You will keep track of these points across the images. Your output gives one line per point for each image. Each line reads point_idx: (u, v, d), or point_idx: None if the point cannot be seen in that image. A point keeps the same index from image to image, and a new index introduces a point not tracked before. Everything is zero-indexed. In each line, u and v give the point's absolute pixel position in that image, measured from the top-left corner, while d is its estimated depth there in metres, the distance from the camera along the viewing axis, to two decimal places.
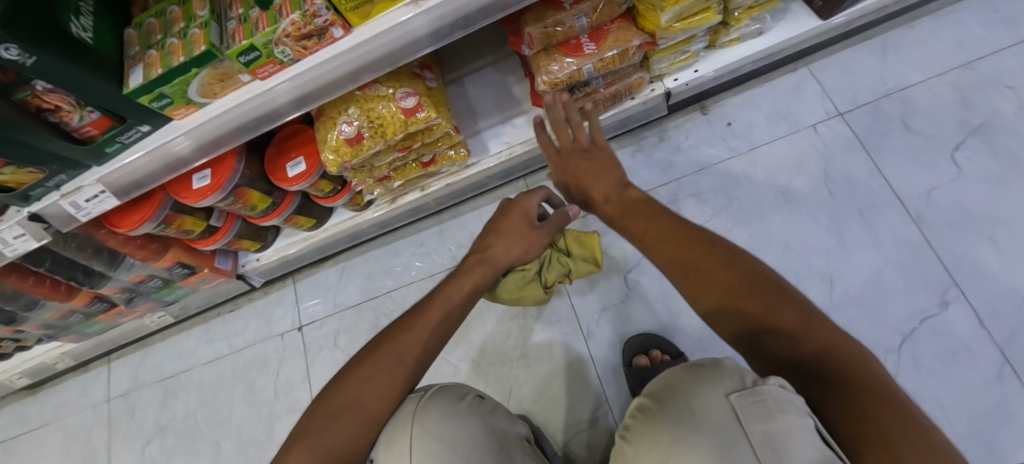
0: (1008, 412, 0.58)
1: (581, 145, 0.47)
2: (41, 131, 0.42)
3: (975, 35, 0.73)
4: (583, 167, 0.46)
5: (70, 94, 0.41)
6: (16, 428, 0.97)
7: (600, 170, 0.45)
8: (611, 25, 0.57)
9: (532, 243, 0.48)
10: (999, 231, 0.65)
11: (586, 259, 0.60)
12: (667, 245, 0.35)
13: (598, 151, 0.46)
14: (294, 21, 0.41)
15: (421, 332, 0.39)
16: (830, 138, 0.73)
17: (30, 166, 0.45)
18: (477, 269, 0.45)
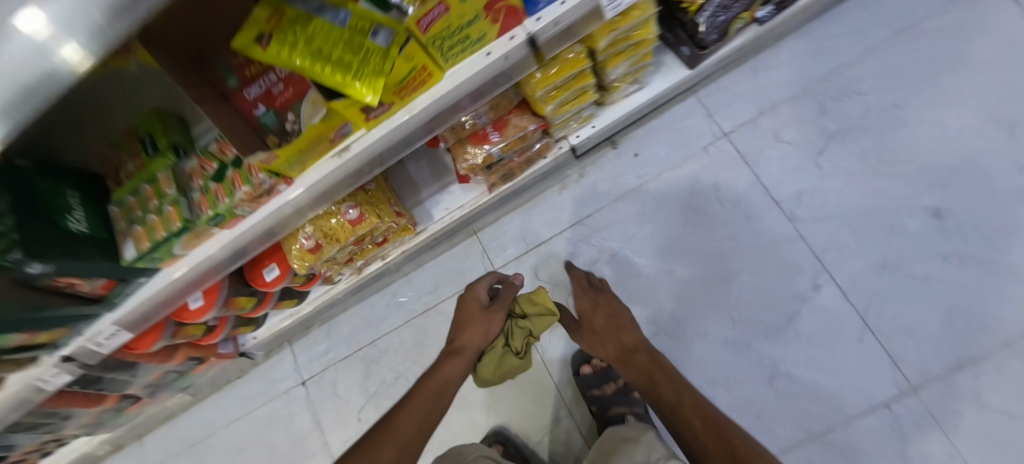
0: (865, 366, 0.75)
1: (602, 295, 0.71)
2: (54, 303, 0.53)
3: (829, 48, 0.84)
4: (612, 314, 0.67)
5: (79, 274, 0.51)
6: None
7: (625, 324, 0.65)
8: (510, 114, 0.68)
9: (489, 322, 0.65)
10: (856, 220, 0.79)
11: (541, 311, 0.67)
12: (671, 394, 0.55)
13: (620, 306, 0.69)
14: (246, 190, 0.52)
15: (417, 407, 0.55)
16: (718, 157, 0.86)
17: (55, 327, 0.56)
18: (455, 355, 0.63)
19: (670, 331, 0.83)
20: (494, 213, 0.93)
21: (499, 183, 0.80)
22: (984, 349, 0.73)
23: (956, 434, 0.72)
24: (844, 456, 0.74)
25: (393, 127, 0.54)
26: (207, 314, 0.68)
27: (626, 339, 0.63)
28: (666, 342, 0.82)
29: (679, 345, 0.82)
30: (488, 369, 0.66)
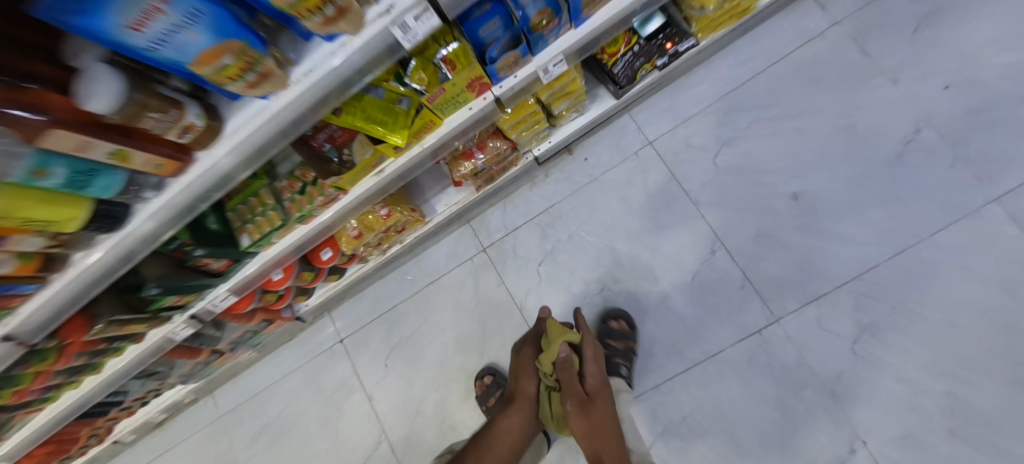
0: (743, 306, 1.08)
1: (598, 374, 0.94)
2: (194, 274, 0.84)
3: (724, 76, 1.15)
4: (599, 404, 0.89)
5: (215, 255, 0.81)
6: (171, 441, 1.46)
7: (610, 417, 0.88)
8: (489, 138, 0.98)
9: (528, 369, 0.98)
10: (740, 203, 1.11)
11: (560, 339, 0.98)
12: None
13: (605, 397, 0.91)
14: (322, 198, 0.84)
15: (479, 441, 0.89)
16: (645, 159, 1.17)
17: (193, 291, 0.86)
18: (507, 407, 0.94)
19: (611, 288, 1.15)
20: (482, 206, 1.23)
21: (483, 185, 1.10)
22: (824, 291, 1.05)
23: (804, 349, 1.05)
24: (728, 368, 1.07)
25: (412, 156, 0.85)
26: (289, 279, 1.01)
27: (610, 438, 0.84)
28: (608, 295, 1.15)
29: (618, 297, 1.14)
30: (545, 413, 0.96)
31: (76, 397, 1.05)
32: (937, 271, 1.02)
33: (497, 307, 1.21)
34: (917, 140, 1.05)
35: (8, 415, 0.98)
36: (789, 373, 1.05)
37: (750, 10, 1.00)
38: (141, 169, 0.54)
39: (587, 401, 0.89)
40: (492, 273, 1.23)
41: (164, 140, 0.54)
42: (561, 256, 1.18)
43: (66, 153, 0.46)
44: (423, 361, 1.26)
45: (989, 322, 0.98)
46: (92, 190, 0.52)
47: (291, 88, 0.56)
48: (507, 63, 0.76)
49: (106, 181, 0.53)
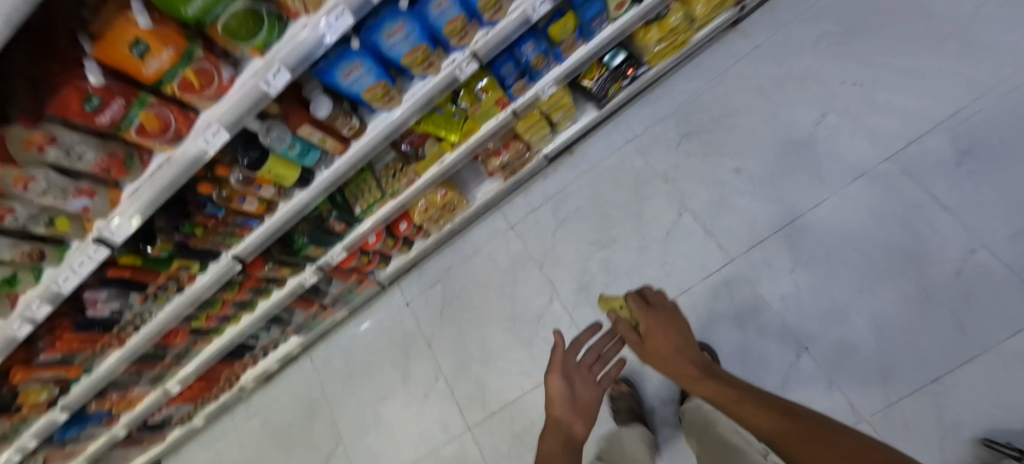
0: (704, 252, 1.45)
1: (655, 303, 0.91)
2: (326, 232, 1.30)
3: (679, 91, 1.59)
4: (656, 330, 0.86)
5: (340, 218, 1.28)
6: (279, 391, 1.90)
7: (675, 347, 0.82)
8: (511, 141, 1.45)
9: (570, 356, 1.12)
10: (699, 179, 1.50)
11: (619, 302, 1.21)
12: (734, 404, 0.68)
13: (668, 321, 0.87)
14: (407, 180, 1.31)
15: (551, 437, 0.94)
16: (626, 153, 1.59)
17: (322, 243, 1.32)
18: (554, 392, 1.03)
19: (607, 247, 1.54)
20: (509, 196, 1.69)
21: (509, 175, 1.56)
22: (766, 237, 1.40)
23: (753, 281, 1.39)
24: (696, 300, 1.43)
25: (463, 150, 1.32)
26: (380, 240, 1.47)
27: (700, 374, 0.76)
28: (604, 252, 1.54)
29: (612, 253, 1.53)
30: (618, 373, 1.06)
31: (233, 333, 1.51)
32: (849, 216, 1.35)
33: (522, 267, 1.62)
34: (825, 123, 1.42)
35: (195, 339, 1.46)
36: (743, 302, 1.39)
37: (687, 43, 1.45)
38: (328, 149, 1.04)
39: (646, 346, 0.85)
40: (518, 243, 1.65)
41: (339, 134, 1.03)
42: (569, 227, 1.60)
43: (303, 137, 0.96)
44: (469, 314, 1.66)
45: (893, 251, 1.29)
46: (305, 160, 1.01)
47: (402, 106, 1.06)
48: (519, 88, 1.24)
49: (310, 157, 1.02)
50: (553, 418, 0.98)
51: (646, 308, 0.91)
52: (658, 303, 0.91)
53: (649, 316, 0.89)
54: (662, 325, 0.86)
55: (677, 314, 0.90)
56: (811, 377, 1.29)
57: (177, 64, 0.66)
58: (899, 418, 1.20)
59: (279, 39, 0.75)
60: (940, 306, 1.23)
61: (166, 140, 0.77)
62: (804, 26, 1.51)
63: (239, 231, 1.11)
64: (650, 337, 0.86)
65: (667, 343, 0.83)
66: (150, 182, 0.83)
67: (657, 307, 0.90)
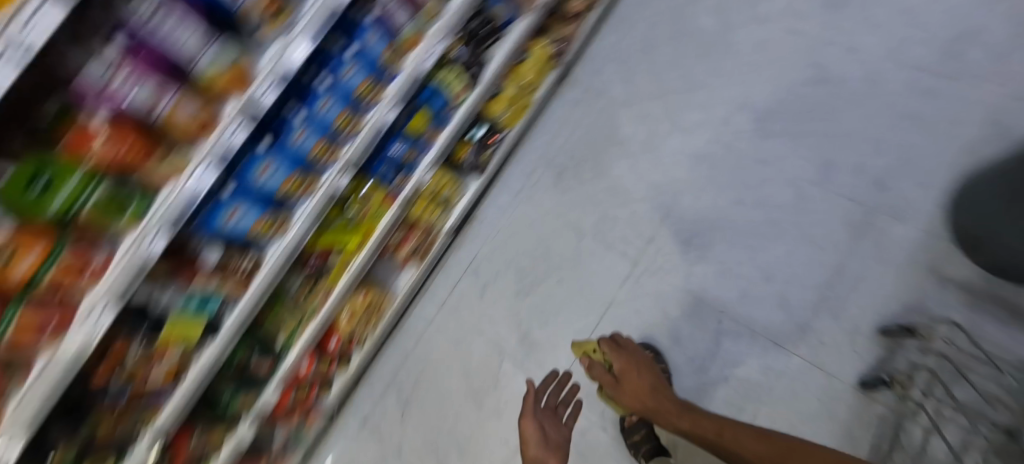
0: (613, 263, 1.61)
1: (626, 347, 1.38)
2: (251, 375, 1.26)
3: (542, 140, 1.83)
4: (631, 369, 1.33)
5: (263, 356, 1.27)
6: None
7: (651, 385, 1.28)
8: (413, 228, 1.56)
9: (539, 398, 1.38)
10: (585, 205, 1.70)
11: (591, 345, 1.49)
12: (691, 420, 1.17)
13: (643, 363, 1.33)
14: (322, 295, 1.34)
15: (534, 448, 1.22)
16: (519, 204, 1.77)
17: (248, 388, 1.27)
18: (530, 420, 1.29)
19: (533, 290, 1.65)
20: (430, 277, 1.76)
21: (423, 258, 1.65)
22: (655, 233, 1.60)
23: (661, 272, 1.56)
24: (625, 308, 1.56)
25: (367, 250, 1.39)
26: (313, 364, 1.43)
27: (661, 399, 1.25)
28: (533, 296, 1.65)
29: (540, 294, 1.64)
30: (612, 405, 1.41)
31: None
32: (707, 192, 1.60)
33: (465, 338, 1.67)
34: (660, 130, 1.72)
35: None
36: (660, 293, 1.54)
37: (530, 104, 1.74)
38: (229, 291, 1.06)
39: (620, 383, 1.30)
40: (454, 317, 1.71)
41: (238, 275, 1.06)
42: (493, 285, 1.70)
43: (200, 288, 0.99)
44: (430, 404, 1.65)
45: (749, 208, 1.55)
46: (207, 311, 1.03)
47: (292, 230, 1.12)
48: (401, 180, 1.40)
49: (211, 304, 1.03)
50: (529, 434, 1.25)
51: (617, 349, 1.39)
52: (629, 346, 1.39)
53: (630, 359, 1.35)
54: (638, 366, 1.32)
55: (641, 357, 1.37)
56: (738, 334, 1.45)
57: (43, 261, 0.63)
58: (815, 338, 1.39)
59: (152, 202, 0.73)
60: (798, 238, 1.48)
61: (46, 340, 0.69)
62: (614, 63, 1.86)
63: (153, 408, 1.06)
64: (625, 377, 1.32)
65: (643, 378, 1.30)
66: (28, 401, 0.72)
67: (625, 348, 1.39)
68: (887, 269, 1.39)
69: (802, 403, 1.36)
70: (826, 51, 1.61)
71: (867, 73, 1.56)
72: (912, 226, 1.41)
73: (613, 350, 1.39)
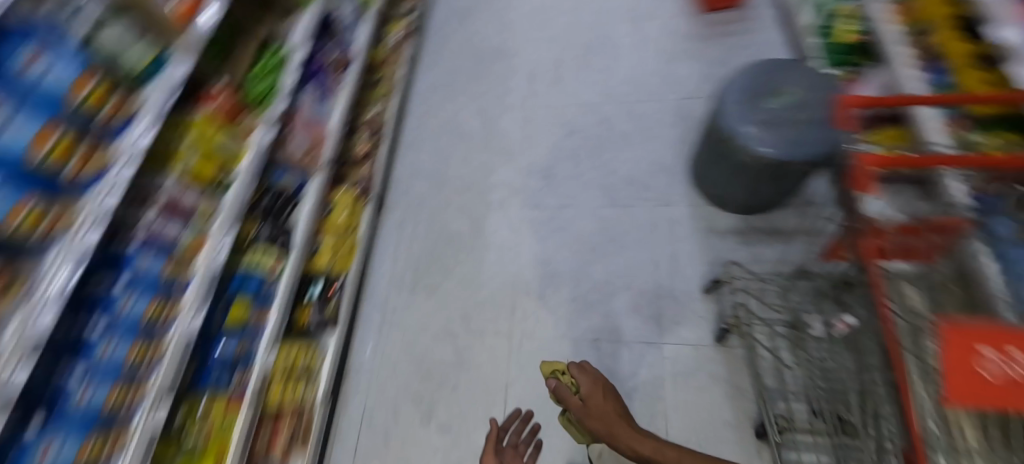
0: (492, 346, 1.66)
1: (590, 372, 1.21)
2: None
3: (384, 269, 1.90)
4: (595, 395, 1.16)
5: None
6: None
7: (615, 411, 1.12)
8: (279, 419, 1.40)
9: (500, 437, 1.16)
10: (446, 307, 1.76)
11: (558, 365, 1.32)
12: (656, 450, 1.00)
13: (606, 391, 1.17)
14: None
15: None
16: (386, 337, 1.76)
17: None
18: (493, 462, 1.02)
19: (433, 412, 1.59)
20: (324, 457, 1.58)
21: (306, 444, 1.48)
22: (514, 300, 1.72)
23: (535, 333, 1.65)
24: (520, 382, 1.58)
25: None
26: None
27: (624, 431, 1.06)
28: (437, 417, 1.58)
29: (441, 412, 1.59)
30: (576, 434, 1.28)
31: None
32: (537, 248, 1.80)
33: None
34: (480, 214, 1.92)
35: None
36: (543, 351, 1.62)
37: (357, 244, 1.81)
38: None
39: (583, 405, 1.13)
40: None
41: None
42: (392, 427, 1.59)
43: None
44: None
45: (573, 245, 1.77)
46: None
47: None
48: (239, 379, 1.26)
49: None
50: None
51: (581, 371, 1.22)
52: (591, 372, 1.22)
53: (596, 382, 1.19)
54: (604, 392, 1.16)
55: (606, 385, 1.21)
56: (618, 352, 1.57)
57: None
58: (670, 323, 1.59)
59: None
60: (617, 251, 1.73)
61: None
62: (419, 178, 2.07)
63: None
64: (590, 400, 1.15)
65: (606, 403, 1.14)
66: None
67: (588, 374, 1.21)
68: (686, 242, 1.70)
69: (692, 380, 1.50)
70: (568, 111, 2.07)
71: (600, 117, 2.03)
72: (684, 204, 1.78)
73: (579, 373, 1.22)
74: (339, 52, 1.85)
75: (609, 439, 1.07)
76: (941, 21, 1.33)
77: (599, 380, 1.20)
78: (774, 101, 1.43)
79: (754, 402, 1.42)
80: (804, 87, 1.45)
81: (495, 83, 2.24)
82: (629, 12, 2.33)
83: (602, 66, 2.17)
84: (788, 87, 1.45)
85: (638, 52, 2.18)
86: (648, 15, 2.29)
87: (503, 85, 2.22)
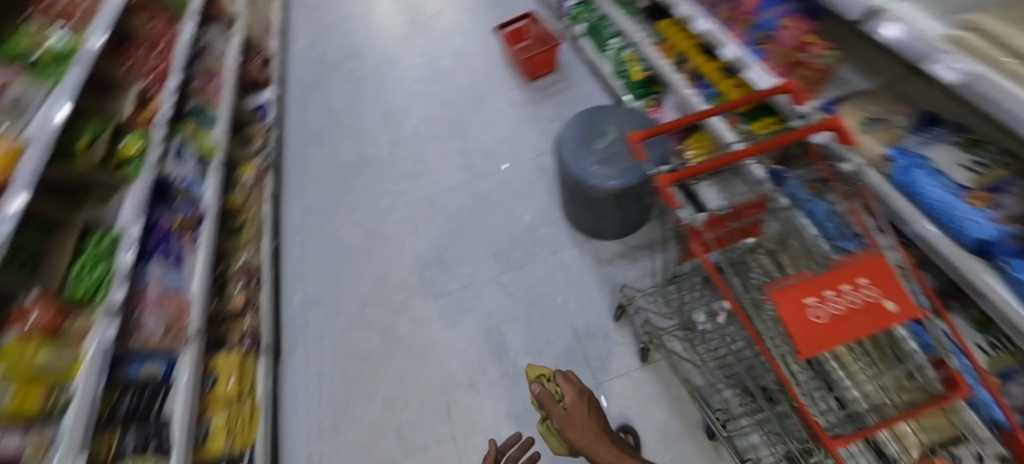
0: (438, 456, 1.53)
1: (577, 385, 1.22)
2: None
3: (299, 420, 1.70)
4: (578, 405, 1.17)
5: None
6: None
7: (594, 425, 1.15)
8: None
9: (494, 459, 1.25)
10: (379, 435, 1.61)
11: (537, 373, 1.35)
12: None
13: (587, 401, 1.19)
14: None
15: None
16: None
17: None
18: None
19: None
20: None
21: None
22: (448, 399, 1.63)
23: (477, 423, 1.57)
24: None
25: None
26: None
27: (601, 446, 1.09)
28: None
29: None
30: (552, 439, 1.34)
31: None
32: (453, 335, 1.76)
33: None
34: (387, 323, 1.85)
35: None
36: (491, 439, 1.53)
37: (257, 407, 1.59)
38: None
39: (565, 412, 1.15)
40: None
41: None
42: None
43: None
44: None
45: (486, 319, 1.78)
46: None
47: None
48: None
49: None
50: None
51: (566, 381, 1.23)
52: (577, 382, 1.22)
53: (580, 393, 1.20)
54: (587, 405, 1.18)
55: (588, 393, 1.23)
56: None
57: None
58: (598, 360, 1.63)
59: None
60: (528, 310, 1.77)
61: None
62: (314, 308, 1.97)
63: None
64: (572, 411, 1.16)
65: (588, 416, 1.16)
66: None
67: (575, 386, 1.22)
68: (585, 279, 1.81)
69: (635, 407, 1.52)
70: (442, 197, 2.17)
71: (472, 193, 2.15)
72: (571, 247, 1.90)
73: (565, 383, 1.22)
74: (184, 213, 1.73)
75: (584, 449, 1.11)
76: (688, 50, 1.65)
77: (585, 390, 1.22)
78: (602, 142, 1.66)
79: (694, 407, 1.47)
80: (619, 126, 1.73)
81: (368, 192, 2.29)
82: (470, 96, 2.59)
83: (461, 148, 2.35)
84: (607, 129, 1.71)
85: (488, 127, 2.40)
86: (487, 95, 2.57)
87: (375, 191, 2.27)
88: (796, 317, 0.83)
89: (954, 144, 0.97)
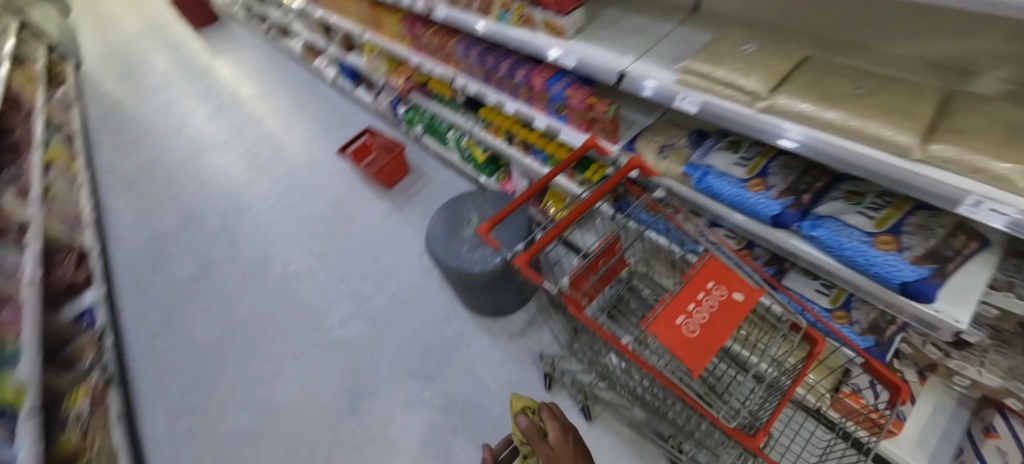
0: None
1: (560, 420, 1.18)
2: None
3: None
4: (562, 442, 1.12)
5: None
6: None
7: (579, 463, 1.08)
8: None
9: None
10: None
11: (521, 403, 1.31)
12: None
13: (571, 438, 1.14)
14: None
15: None
16: None
17: None
18: None
19: None
20: None
21: None
22: None
23: None
24: None
25: None
26: None
27: None
28: None
29: None
30: None
31: None
32: None
33: None
34: None
35: None
36: None
37: None
38: None
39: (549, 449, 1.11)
40: None
41: None
42: None
43: None
44: None
45: (423, 447, 1.61)
46: None
47: None
48: None
49: None
50: None
51: (550, 415, 1.19)
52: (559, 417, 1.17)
53: (564, 429, 1.15)
54: (571, 442, 1.12)
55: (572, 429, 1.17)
56: None
57: None
58: None
59: None
60: (462, 416, 1.66)
61: None
62: None
63: None
64: (557, 450, 1.10)
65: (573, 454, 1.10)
66: None
67: (558, 421, 1.17)
68: (507, 361, 1.76)
69: None
70: (335, 335, 2.01)
71: (366, 318, 2.04)
72: (482, 334, 1.86)
73: (548, 418, 1.18)
74: None
75: None
76: (511, 127, 1.82)
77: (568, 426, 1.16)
78: (468, 229, 1.75)
79: (651, 443, 1.45)
80: (479, 209, 1.82)
81: (249, 361, 2.01)
82: (333, 224, 2.54)
83: (339, 278, 2.24)
84: (469, 216, 1.80)
85: (362, 248, 2.36)
86: (351, 217, 2.55)
87: (257, 358, 2.02)
88: (692, 350, 0.91)
89: (721, 148, 1.19)
